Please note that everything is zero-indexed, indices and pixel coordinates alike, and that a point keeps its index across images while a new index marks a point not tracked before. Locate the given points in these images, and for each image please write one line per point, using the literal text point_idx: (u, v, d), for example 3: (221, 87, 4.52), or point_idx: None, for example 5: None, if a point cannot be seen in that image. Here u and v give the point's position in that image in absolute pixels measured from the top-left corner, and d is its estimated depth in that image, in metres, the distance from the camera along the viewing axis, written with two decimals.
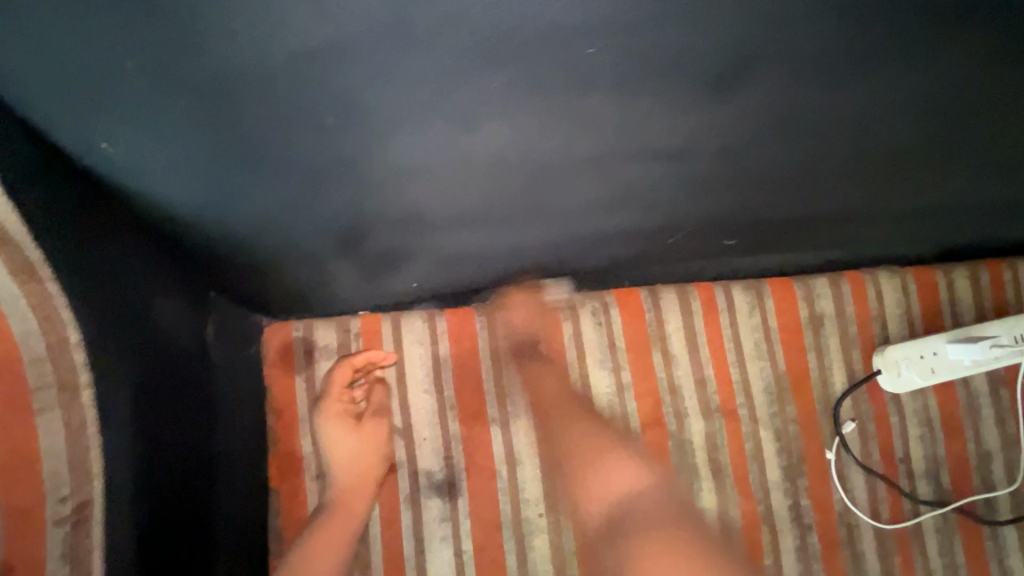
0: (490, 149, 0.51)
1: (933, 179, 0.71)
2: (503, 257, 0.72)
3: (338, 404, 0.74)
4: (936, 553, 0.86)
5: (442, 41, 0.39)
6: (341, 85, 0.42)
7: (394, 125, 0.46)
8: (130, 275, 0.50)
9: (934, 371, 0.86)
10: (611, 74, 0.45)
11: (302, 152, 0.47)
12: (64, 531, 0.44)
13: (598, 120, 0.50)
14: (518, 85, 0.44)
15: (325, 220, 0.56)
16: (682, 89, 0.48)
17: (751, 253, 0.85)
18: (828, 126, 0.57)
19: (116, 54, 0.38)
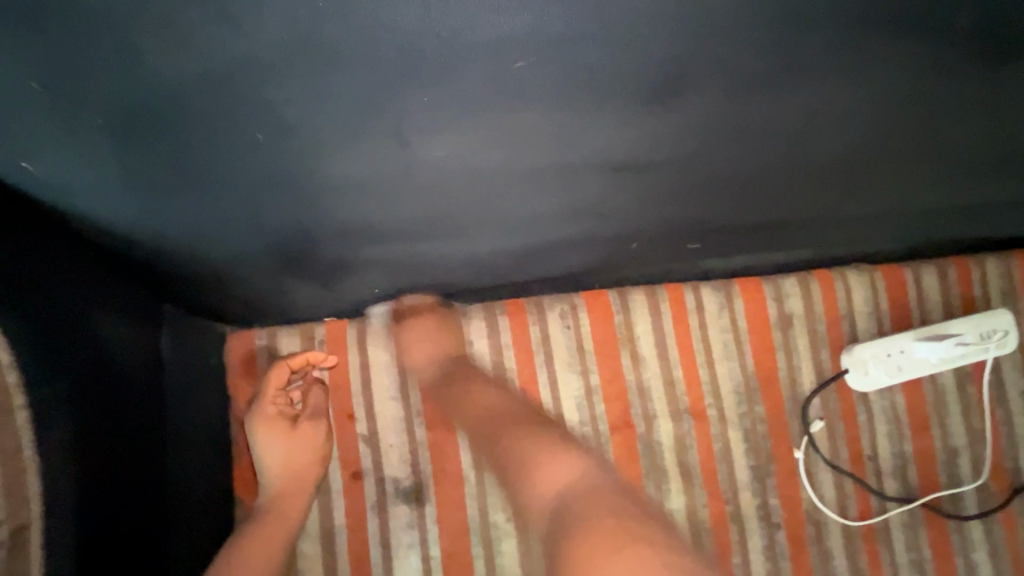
0: (434, 161, 0.50)
1: (895, 183, 0.71)
2: (470, 265, 0.71)
3: (272, 408, 0.73)
4: (902, 548, 0.87)
5: (366, 58, 0.39)
6: (266, 100, 0.41)
7: (345, 128, 0.45)
8: (65, 299, 0.49)
9: (901, 369, 0.87)
10: (557, 85, 0.45)
11: (237, 166, 0.46)
12: (1, 554, 0.42)
13: (547, 128, 0.49)
14: (453, 100, 0.44)
15: (277, 226, 0.55)
16: (627, 98, 0.48)
17: (718, 256, 0.84)
18: (778, 134, 0.57)
19: (30, 73, 0.37)
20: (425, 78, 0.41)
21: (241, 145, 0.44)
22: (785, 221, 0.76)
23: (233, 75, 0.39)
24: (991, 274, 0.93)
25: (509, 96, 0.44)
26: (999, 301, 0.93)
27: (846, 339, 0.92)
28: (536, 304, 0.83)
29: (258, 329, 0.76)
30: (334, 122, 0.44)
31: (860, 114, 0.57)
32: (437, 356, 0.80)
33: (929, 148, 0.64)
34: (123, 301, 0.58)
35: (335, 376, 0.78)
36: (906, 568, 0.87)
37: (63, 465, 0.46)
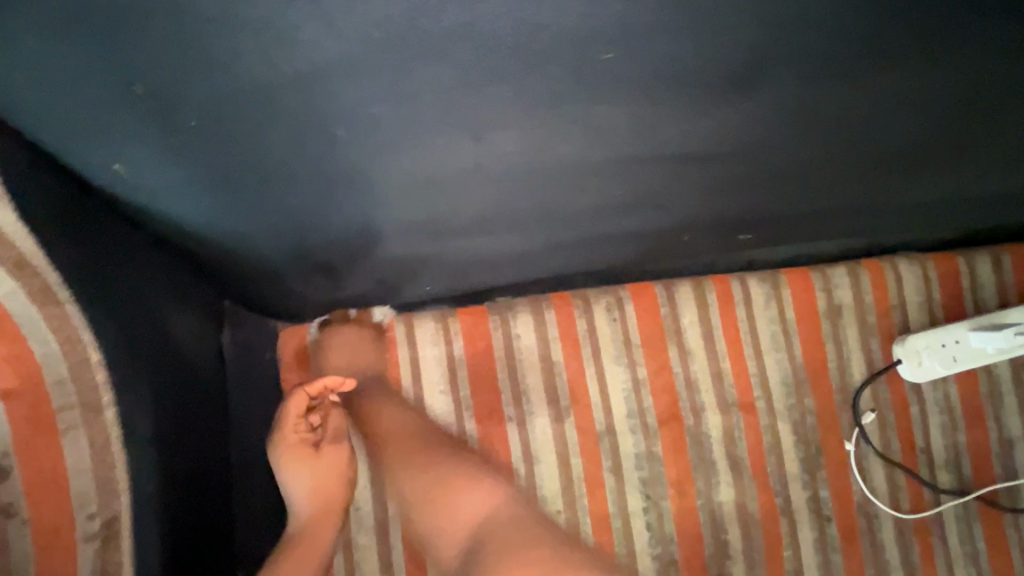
0: (504, 156, 0.50)
1: (960, 169, 0.69)
2: (521, 260, 0.72)
3: (293, 435, 0.70)
4: (957, 540, 0.86)
5: (455, 56, 0.39)
6: (349, 100, 0.41)
7: (418, 127, 0.44)
8: (148, 294, 0.50)
9: (955, 360, 0.85)
10: (631, 79, 0.44)
11: (314, 165, 0.47)
12: (96, 544, 0.45)
13: (616, 121, 0.49)
14: (531, 95, 0.44)
15: (342, 223, 0.55)
16: (700, 89, 0.47)
17: (767, 246, 0.83)
18: (843, 122, 0.56)
19: (124, 73, 0.37)
20: (507, 74, 0.41)
21: (317, 145, 0.45)
22: (839, 210, 0.75)
23: (325, 74, 0.39)
24: None
25: (588, 89, 0.44)
26: None
27: (896, 329, 0.90)
28: (582, 296, 0.83)
29: (309, 323, 0.77)
30: (412, 120, 0.44)
31: (927, 100, 0.55)
32: (484, 349, 0.80)
33: (1000, 129, 0.62)
34: (192, 298, 0.59)
35: (384, 372, 0.78)
36: (960, 561, 0.86)
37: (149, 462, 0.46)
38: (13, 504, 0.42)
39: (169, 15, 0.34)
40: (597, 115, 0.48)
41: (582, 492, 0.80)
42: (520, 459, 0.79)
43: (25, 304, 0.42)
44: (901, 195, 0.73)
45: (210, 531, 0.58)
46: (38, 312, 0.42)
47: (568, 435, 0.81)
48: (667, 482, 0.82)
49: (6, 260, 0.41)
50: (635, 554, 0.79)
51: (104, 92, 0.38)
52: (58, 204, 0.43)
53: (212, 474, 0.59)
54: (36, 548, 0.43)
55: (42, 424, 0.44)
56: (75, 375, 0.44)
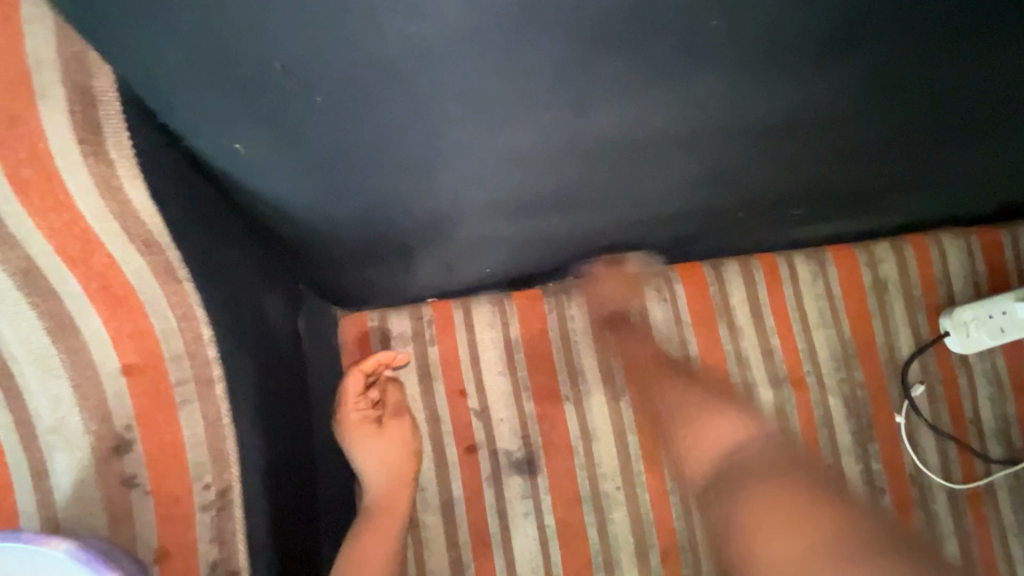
0: (588, 131, 0.52)
1: (1018, 138, 0.70)
2: (581, 241, 0.74)
3: (356, 413, 0.72)
4: (1009, 509, 0.87)
5: (571, 30, 0.41)
6: (464, 81, 0.43)
7: (509, 104, 0.46)
8: (242, 275, 0.53)
9: (1004, 331, 0.85)
10: (718, 51, 0.46)
11: (412, 146, 0.49)
12: (212, 513, 0.47)
13: (695, 94, 0.51)
14: (628, 65, 0.45)
15: (421, 205, 0.57)
16: (780, 61, 0.49)
17: (815, 223, 0.84)
18: (918, 91, 0.57)
19: (263, 56, 0.38)
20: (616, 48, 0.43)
21: (422, 126, 0.47)
22: (895, 183, 0.76)
23: (448, 51, 0.40)
24: None
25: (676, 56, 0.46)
26: None
27: (942, 303, 0.91)
28: (632, 277, 0.85)
29: (370, 309, 0.79)
30: (514, 99, 0.46)
31: (1007, 69, 0.56)
32: (540, 332, 0.82)
33: None
34: (276, 281, 0.61)
35: (445, 355, 0.80)
36: (1013, 529, 0.87)
37: (247, 435, 0.49)
38: (136, 475, 0.45)
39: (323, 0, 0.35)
40: (678, 86, 0.49)
41: (641, 470, 0.81)
42: (578, 438, 0.81)
43: (149, 279, 0.46)
44: (955, 167, 0.74)
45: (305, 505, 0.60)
46: (160, 288, 0.46)
47: (625, 413, 0.82)
48: None
49: (137, 237, 0.45)
50: (695, 529, 0.80)
51: (240, 74, 0.39)
52: (174, 192, 0.46)
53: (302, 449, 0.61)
54: (159, 516, 0.46)
55: (161, 396, 0.47)
56: (191, 350, 0.47)
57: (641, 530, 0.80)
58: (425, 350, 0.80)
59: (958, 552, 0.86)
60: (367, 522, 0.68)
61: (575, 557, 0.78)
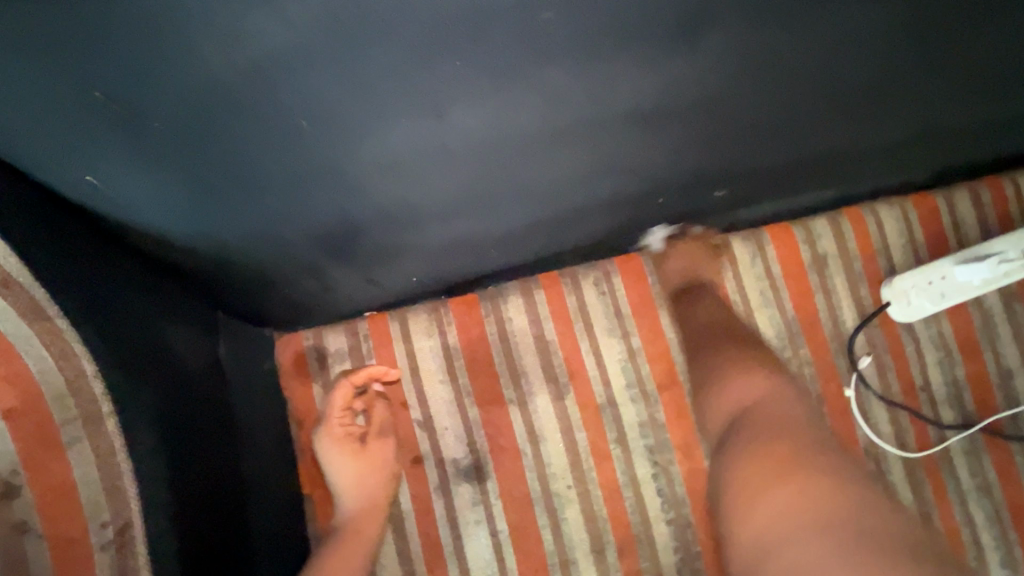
0: (464, 131, 0.51)
1: (922, 109, 0.71)
2: (503, 244, 0.74)
3: (339, 429, 0.75)
4: (966, 474, 0.87)
5: (407, 41, 0.40)
6: (301, 87, 0.42)
7: (371, 120, 0.47)
8: (136, 308, 0.53)
9: (943, 296, 0.87)
10: (581, 47, 0.46)
11: (280, 161, 0.49)
12: (111, 552, 0.47)
13: (570, 92, 0.50)
14: (483, 73, 0.45)
15: (315, 224, 0.58)
16: (651, 51, 0.49)
17: (743, 205, 0.85)
18: (804, 72, 0.58)
19: (83, 80, 0.39)
20: (455, 53, 0.42)
21: (281, 139, 0.47)
22: (810, 160, 0.76)
23: (285, 70, 0.40)
24: None
25: (537, 59, 0.45)
26: None
27: (883, 272, 0.91)
28: (570, 273, 0.85)
29: (304, 329, 0.79)
30: (363, 106, 0.45)
31: (889, 38, 0.56)
32: (479, 337, 0.81)
33: (959, 66, 0.63)
34: (180, 309, 0.61)
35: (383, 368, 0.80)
36: (972, 493, 0.87)
37: (151, 465, 0.50)
38: (28, 520, 0.45)
39: (116, 10, 0.34)
40: (549, 86, 0.49)
41: (591, 466, 0.81)
42: (527, 439, 0.80)
43: (17, 322, 0.46)
44: (866, 139, 0.75)
45: (236, 530, 0.62)
46: (31, 328, 0.46)
47: (571, 411, 0.82)
48: (673, 447, 0.83)
49: None
50: (650, 521, 0.80)
51: (67, 97, 0.40)
52: (39, 229, 0.46)
53: (229, 474, 0.62)
54: (53, 563, 0.45)
55: (47, 437, 0.47)
56: (74, 389, 0.47)
57: (595, 524, 0.80)
58: (362, 364, 0.79)
59: (919, 522, 0.85)
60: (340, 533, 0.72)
61: (530, 559, 0.78)
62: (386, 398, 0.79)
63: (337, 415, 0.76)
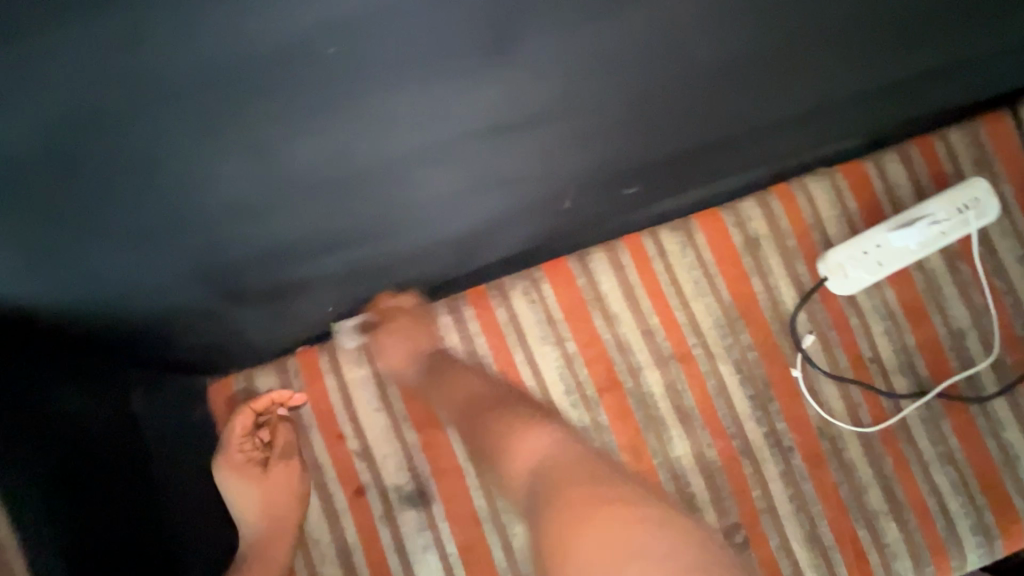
0: (303, 164, 0.54)
1: (800, 73, 0.72)
2: (408, 266, 0.75)
3: (239, 455, 0.75)
4: (926, 442, 0.85)
5: (203, 70, 0.44)
6: (135, 127, 0.46)
7: (203, 164, 0.50)
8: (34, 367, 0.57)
9: (881, 265, 0.85)
10: (393, 63, 0.49)
11: (141, 202, 0.52)
12: None
13: (404, 113, 0.53)
14: (298, 102, 0.49)
15: (187, 269, 0.61)
16: (484, 41, 0.51)
17: (658, 197, 0.85)
18: (657, 49, 0.59)
19: None
20: (272, 76, 0.46)
21: (134, 180, 0.50)
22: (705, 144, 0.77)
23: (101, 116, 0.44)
24: (958, 146, 0.91)
25: (351, 79, 0.49)
26: (972, 170, 0.91)
27: (820, 246, 0.89)
28: (497, 286, 0.84)
29: (235, 374, 0.79)
30: (201, 137, 0.49)
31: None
32: (409, 361, 0.81)
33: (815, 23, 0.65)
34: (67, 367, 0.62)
35: (317, 402, 0.79)
36: (935, 462, 0.85)
37: (39, 513, 0.52)
38: None
39: None
40: (375, 113, 0.52)
41: None
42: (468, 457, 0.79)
43: None
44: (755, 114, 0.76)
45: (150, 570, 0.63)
46: None
47: None
48: (620, 450, 0.82)
49: None
50: None
51: None
52: None
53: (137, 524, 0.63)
54: None
55: None
56: None
57: None
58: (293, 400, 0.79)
59: (882, 496, 0.83)
60: (244, 562, 0.70)
61: None
62: (291, 422, 0.78)
63: (237, 442, 0.75)
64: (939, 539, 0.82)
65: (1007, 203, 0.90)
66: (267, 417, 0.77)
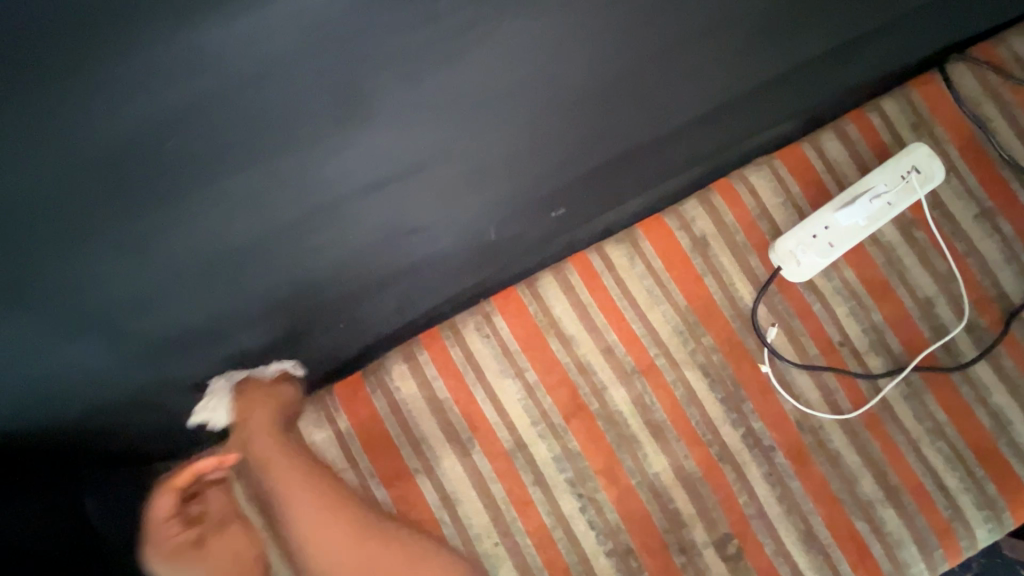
0: (200, 251, 0.54)
1: (698, 74, 0.72)
2: (347, 319, 0.76)
3: (170, 540, 0.65)
4: (911, 419, 0.82)
5: (67, 179, 0.44)
6: (2, 238, 0.45)
7: (99, 269, 0.50)
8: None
9: (832, 246, 0.83)
10: (257, 140, 0.49)
11: (39, 309, 0.50)
12: None
13: (286, 183, 0.53)
14: (172, 192, 0.48)
15: (108, 366, 0.60)
16: (344, 105, 0.50)
17: (594, 211, 0.85)
18: (540, 81, 0.60)
19: None
20: (141, 176, 0.46)
21: (14, 294, 0.48)
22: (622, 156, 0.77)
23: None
24: (893, 114, 0.90)
25: (221, 166, 0.49)
26: (912, 135, 0.90)
27: (770, 236, 0.87)
28: (450, 327, 0.83)
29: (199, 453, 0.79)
30: (78, 238, 0.48)
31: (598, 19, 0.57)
32: (369, 416, 0.80)
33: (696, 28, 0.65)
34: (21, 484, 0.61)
35: None
36: (926, 438, 0.81)
37: None
38: None
39: None
40: (259, 189, 0.52)
41: (514, 516, 0.78)
42: (442, 505, 0.78)
43: None
44: (668, 119, 0.76)
45: None
46: None
47: (480, 466, 0.79)
48: (595, 474, 0.79)
49: None
50: (588, 557, 0.77)
51: None
52: None
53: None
54: None
55: None
56: None
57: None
58: None
59: (876, 483, 0.80)
60: None
61: None
62: (220, 485, 0.73)
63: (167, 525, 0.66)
64: (943, 519, 0.78)
65: (953, 162, 0.89)
66: (194, 488, 0.70)
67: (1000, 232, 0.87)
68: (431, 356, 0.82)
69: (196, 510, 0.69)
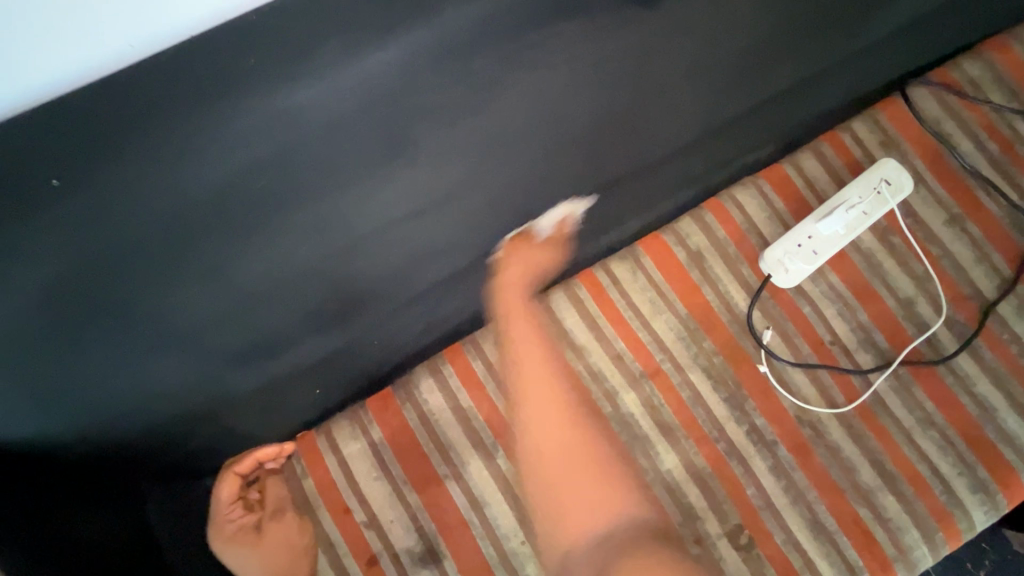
0: (261, 276, 0.63)
1: (686, 109, 0.82)
2: (379, 337, 0.85)
3: (233, 521, 0.81)
4: (902, 410, 0.88)
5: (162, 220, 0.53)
6: (107, 275, 0.54)
7: (178, 295, 0.60)
8: (28, 503, 0.62)
9: (815, 254, 0.92)
10: (314, 183, 0.58)
11: (129, 334, 0.60)
12: None
13: (333, 216, 0.62)
14: (241, 228, 0.58)
15: (178, 383, 0.69)
16: (384, 150, 0.59)
17: (598, 231, 0.94)
18: (549, 123, 0.69)
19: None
20: (219, 216, 0.55)
21: (112, 322, 0.58)
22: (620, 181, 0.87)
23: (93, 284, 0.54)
24: (863, 134, 1.00)
25: (282, 204, 0.58)
26: (881, 152, 0.99)
27: (759, 248, 0.96)
28: (471, 341, 0.91)
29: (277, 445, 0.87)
30: (165, 270, 0.57)
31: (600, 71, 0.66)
32: (400, 427, 0.86)
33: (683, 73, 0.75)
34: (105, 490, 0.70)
35: (320, 484, 0.84)
36: (918, 428, 0.87)
37: None
38: None
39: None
40: (312, 220, 0.61)
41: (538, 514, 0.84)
42: (471, 507, 0.84)
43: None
44: (659, 147, 0.86)
45: None
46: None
47: (504, 469, 0.85)
48: None
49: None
50: None
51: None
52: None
53: None
54: None
55: None
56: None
57: None
58: (299, 485, 0.85)
59: (873, 472, 0.86)
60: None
61: None
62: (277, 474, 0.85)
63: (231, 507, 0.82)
64: (941, 504, 0.84)
65: (921, 175, 0.98)
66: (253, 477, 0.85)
67: (969, 235, 0.95)
68: (455, 369, 0.89)
69: (256, 495, 0.84)
